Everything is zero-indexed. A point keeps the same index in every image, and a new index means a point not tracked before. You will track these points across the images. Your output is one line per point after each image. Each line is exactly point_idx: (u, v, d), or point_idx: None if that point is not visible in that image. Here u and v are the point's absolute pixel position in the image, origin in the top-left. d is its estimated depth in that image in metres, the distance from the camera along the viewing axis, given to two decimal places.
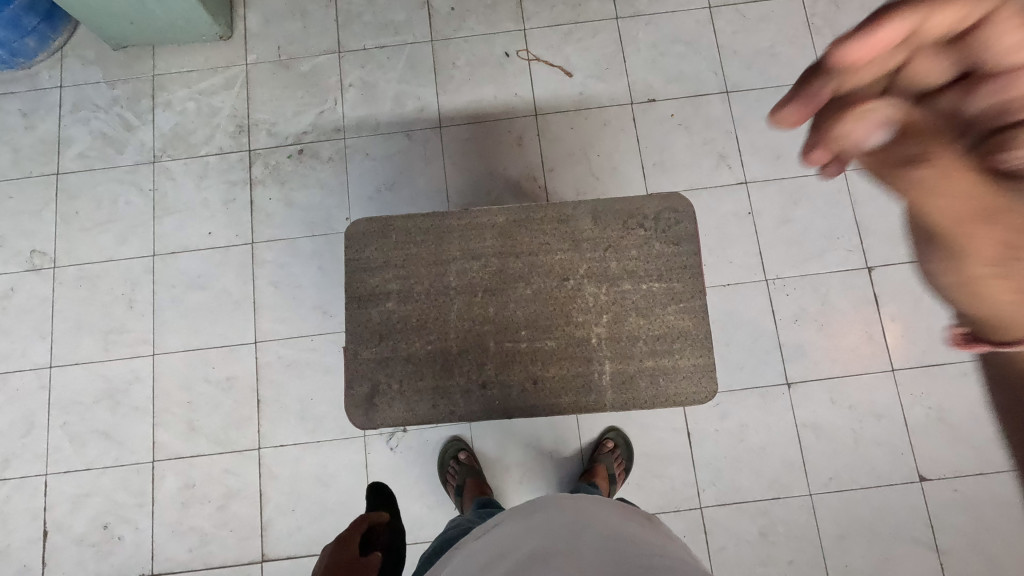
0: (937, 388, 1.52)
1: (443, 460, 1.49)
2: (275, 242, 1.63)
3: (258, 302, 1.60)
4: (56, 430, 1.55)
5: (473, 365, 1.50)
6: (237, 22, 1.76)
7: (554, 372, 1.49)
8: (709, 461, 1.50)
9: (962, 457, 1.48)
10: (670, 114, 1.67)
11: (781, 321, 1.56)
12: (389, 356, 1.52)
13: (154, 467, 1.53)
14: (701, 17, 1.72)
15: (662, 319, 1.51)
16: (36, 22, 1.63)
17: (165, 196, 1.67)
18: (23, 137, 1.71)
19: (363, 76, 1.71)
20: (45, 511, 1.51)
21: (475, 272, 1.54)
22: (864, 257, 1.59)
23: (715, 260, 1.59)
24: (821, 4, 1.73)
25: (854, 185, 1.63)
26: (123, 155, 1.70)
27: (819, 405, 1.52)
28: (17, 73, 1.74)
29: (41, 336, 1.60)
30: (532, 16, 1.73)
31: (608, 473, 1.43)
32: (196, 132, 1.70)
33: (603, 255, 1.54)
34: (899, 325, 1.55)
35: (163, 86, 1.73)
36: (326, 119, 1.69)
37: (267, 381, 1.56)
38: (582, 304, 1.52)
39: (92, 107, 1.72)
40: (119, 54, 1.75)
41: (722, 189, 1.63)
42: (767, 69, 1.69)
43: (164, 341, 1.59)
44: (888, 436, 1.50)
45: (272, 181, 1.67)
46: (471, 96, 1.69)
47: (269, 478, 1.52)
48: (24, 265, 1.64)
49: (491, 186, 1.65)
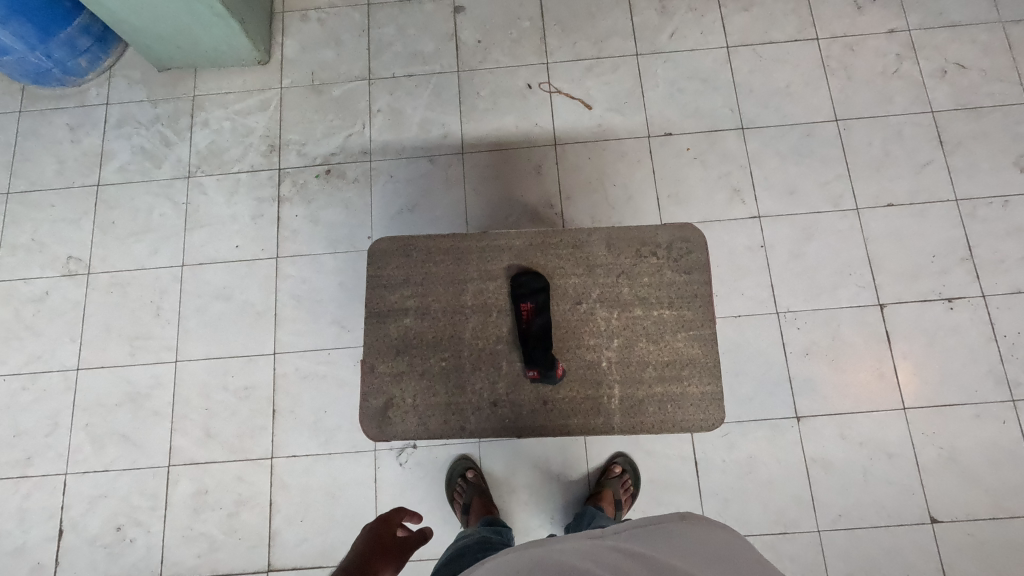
0: (950, 428, 1.51)
1: (451, 477, 1.52)
2: (299, 257, 1.69)
3: (279, 315, 1.66)
4: (79, 431, 1.60)
5: (486, 382, 1.37)
6: (275, 49, 1.85)
7: (565, 393, 1.37)
8: (715, 491, 1.50)
9: (976, 500, 1.46)
10: (686, 148, 1.72)
11: (791, 354, 1.57)
12: (404, 372, 1.38)
13: (170, 471, 1.57)
14: (718, 56, 1.79)
15: (672, 346, 1.37)
16: (89, 43, 1.75)
17: (197, 210, 1.75)
18: (69, 149, 1.81)
19: (392, 102, 1.79)
20: (62, 510, 1.55)
21: (494, 292, 1.40)
22: (876, 294, 1.60)
23: (727, 291, 1.62)
24: (836, 48, 1.78)
25: (866, 223, 1.65)
26: (160, 170, 1.78)
27: (829, 441, 1.52)
28: (67, 90, 1.85)
29: (71, 339, 1.67)
30: (555, 51, 1.81)
31: (614, 499, 1.44)
32: (230, 150, 1.79)
33: (616, 282, 1.40)
34: (911, 363, 1.55)
35: (202, 106, 1.82)
36: (354, 142, 1.77)
37: (284, 392, 1.60)
38: (594, 327, 1.39)
39: (135, 124, 1.82)
40: (163, 75, 1.85)
41: (735, 222, 1.66)
42: (782, 107, 1.74)
43: (187, 349, 1.65)
44: (898, 474, 1.49)
45: (299, 199, 1.73)
46: (493, 124, 1.76)
47: (279, 487, 1.54)
48: (60, 270, 1.71)
49: (509, 211, 1.70)
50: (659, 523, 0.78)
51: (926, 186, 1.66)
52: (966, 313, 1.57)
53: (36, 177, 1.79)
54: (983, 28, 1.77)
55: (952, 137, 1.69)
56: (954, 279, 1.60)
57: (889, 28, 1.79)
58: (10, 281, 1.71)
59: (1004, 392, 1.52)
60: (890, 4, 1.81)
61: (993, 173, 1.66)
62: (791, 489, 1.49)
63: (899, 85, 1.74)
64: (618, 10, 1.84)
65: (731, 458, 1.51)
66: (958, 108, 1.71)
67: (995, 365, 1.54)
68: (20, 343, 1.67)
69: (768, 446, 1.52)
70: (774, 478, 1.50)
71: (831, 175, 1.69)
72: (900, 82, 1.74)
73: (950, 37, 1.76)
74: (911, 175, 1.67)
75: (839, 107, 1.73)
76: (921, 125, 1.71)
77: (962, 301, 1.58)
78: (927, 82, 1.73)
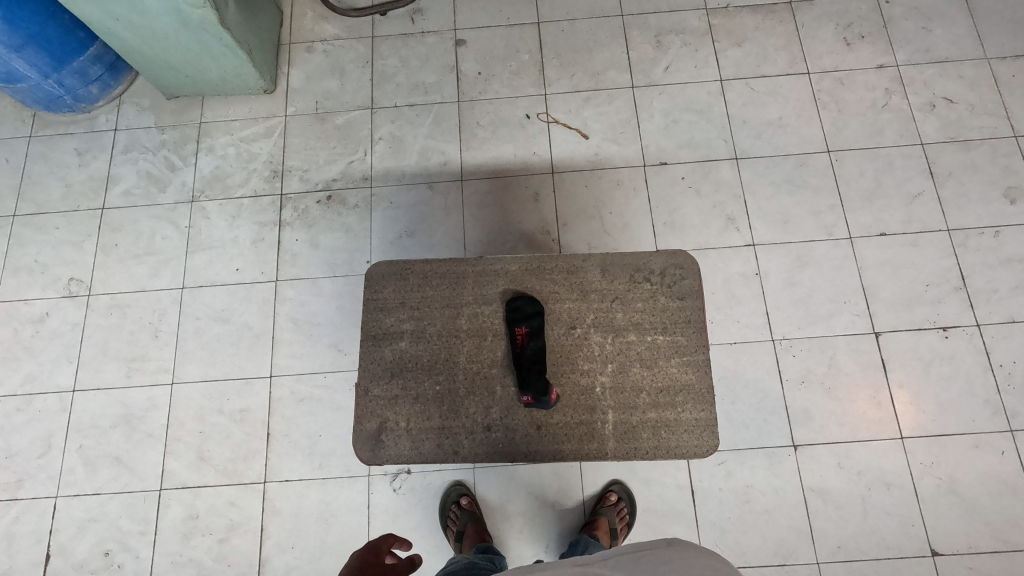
0: (948, 458, 1.50)
1: (445, 504, 1.50)
2: (298, 280, 1.71)
3: (277, 337, 1.66)
4: (71, 453, 1.59)
5: (480, 407, 1.37)
6: (281, 78, 1.91)
7: (559, 418, 1.37)
8: (712, 520, 1.48)
9: (977, 532, 1.44)
10: (681, 177, 1.75)
11: (788, 382, 1.57)
12: (399, 395, 1.37)
13: (161, 495, 1.55)
14: (712, 89, 1.84)
15: (666, 371, 1.37)
16: (101, 72, 1.80)
17: (199, 234, 1.77)
18: (76, 173, 1.84)
19: (393, 130, 1.84)
20: (50, 534, 1.53)
21: (489, 317, 1.40)
22: (871, 322, 1.61)
23: (722, 318, 1.63)
24: (827, 82, 1.83)
25: (860, 251, 1.66)
26: (165, 194, 1.82)
27: (826, 470, 1.50)
28: (77, 116, 1.90)
29: (68, 360, 1.67)
30: (554, 82, 1.86)
31: (609, 527, 1.43)
32: (234, 175, 1.82)
33: (610, 307, 1.40)
34: (907, 392, 1.55)
35: (208, 133, 1.87)
36: (355, 169, 1.80)
37: (279, 416, 1.60)
38: (588, 352, 1.39)
39: (142, 149, 1.86)
40: (171, 103, 1.90)
41: (729, 249, 1.68)
42: (775, 138, 1.78)
43: (184, 371, 1.65)
44: (898, 505, 1.47)
45: (300, 224, 1.76)
46: (492, 152, 1.80)
47: (271, 513, 1.52)
48: (61, 292, 1.73)
49: (507, 237, 1.72)
50: (647, 548, 0.79)
51: (918, 216, 1.69)
52: (961, 342, 1.58)
53: (42, 200, 1.82)
54: (969, 64, 1.82)
55: (942, 169, 1.72)
56: (948, 307, 1.61)
57: (878, 63, 1.84)
58: (11, 302, 1.73)
59: (1002, 422, 1.51)
60: (878, 41, 1.86)
61: (984, 204, 1.68)
62: (790, 519, 1.47)
63: (889, 118, 1.78)
64: (615, 44, 1.90)
65: (728, 487, 1.50)
66: (947, 141, 1.75)
67: (992, 394, 1.54)
68: (17, 364, 1.67)
69: (766, 474, 1.50)
70: (772, 507, 1.48)
71: (824, 205, 1.71)
72: (890, 115, 1.78)
73: (938, 72, 1.81)
74: (903, 205, 1.70)
75: (831, 139, 1.77)
76: (912, 156, 1.74)
77: (957, 330, 1.59)
78: (917, 115, 1.78)
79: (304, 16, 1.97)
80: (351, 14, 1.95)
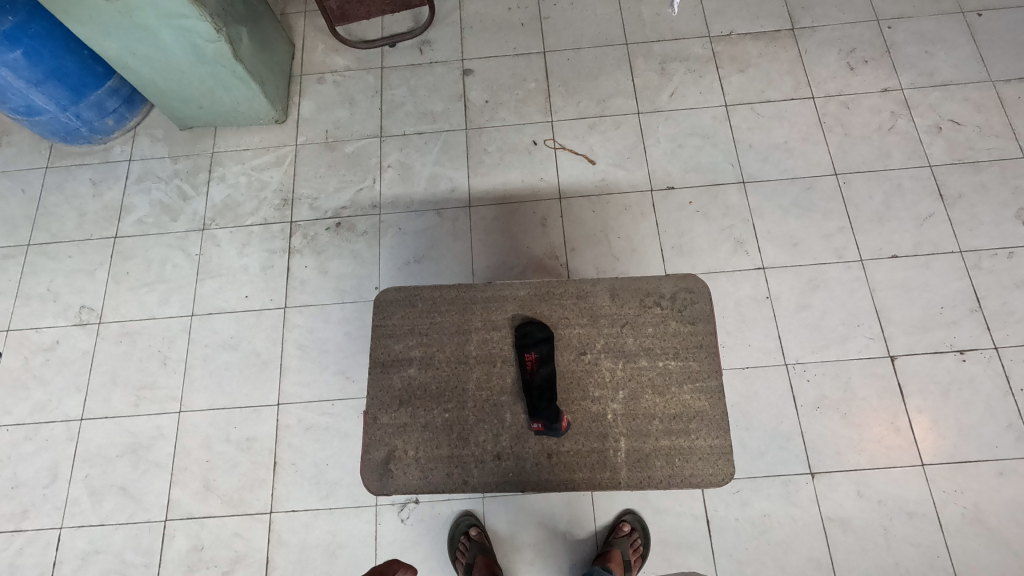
0: (971, 486, 1.45)
1: (453, 535, 1.47)
2: (306, 307, 1.71)
3: (285, 364, 1.66)
4: (77, 483, 1.58)
5: (489, 435, 1.34)
6: (291, 109, 1.94)
7: (570, 446, 1.33)
8: (729, 552, 1.44)
9: (1005, 564, 1.39)
10: (689, 201, 1.75)
11: (802, 408, 1.54)
12: (408, 424, 1.35)
13: (166, 526, 1.53)
14: (718, 114, 1.85)
15: (678, 398, 1.34)
16: (117, 104, 1.85)
17: (209, 261, 1.79)
18: (90, 203, 1.87)
19: (401, 158, 1.86)
20: (54, 566, 1.51)
21: (498, 342, 1.39)
22: (885, 346, 1.58)
23: (733, 342, 1.61)
24: (832, 106, 1.84)
25: (872, 274, 1.65)
26: (176, 222, 1.84)
27: (845, 498, 1.46)
28: (93, 147, 1.94)
29: (77, 389, 1.67)
30: (560, 110, 1.89)
31: (623, 559, 1.39)
32: (245, 204, 1.84)
33: (620, 332, 1.38)
34: (926, 418, 1.51)
35: (220, 162, 1.90)
36: (364, 196, 1.82)
37: (286, 444, 1.58)
38: (598, 378, 1.37)
39: (155, 179, 1.89)
40: (185, 133, 1.94)
41: (739, 273, 1.67)
42: (782, 162, 1.78)
43: (191, 399, 1.64)
44: (922, 536, 1.42)
45: (309, 251, 1.77)
46: (499, 179, 1.81)
47: (277, 544, 1.50)
48: (72, 320, 1.74)
49: (515, 262, 1.72)
50: None
51: (930, 238, 1.67)
52: (979, 365, 1.55)
53: (56, 230, 1.84)
54: (973, 86, 1.83)
55: (952, 191, 1.71)
56: (965, 330, 1.58)
57: (883, 88, 1.85)
58: (23, 331, 1.74)
59: None
60: (881, 66, 1.88)
61: (997, 226, 1.67)
62: (809, 550, 1.43)
63: (895, 141, 1.78)
64: (619, 72, 1.93)
65: (745, 516, 1.46)
66: (955, 163, 1.74)
67: (1014, 419, 1.50)
68: (27, 393, 1.67)
69: (783, 503, 1.46)
70: (790, 538, 1.44)
71: (833, 227, 1.70)
72: (896, 138, 1.79)
73: (942, 95, 1.82)
74: (914, 227, 1.69)
75: (837, 162, 1.77)
76: (920, 178, 1.74)
77: (974, 353, 1.56)
78: (923, 138, 1.78)
79: (315, 48, 2.02)
80: (360, 46, 1.99)
